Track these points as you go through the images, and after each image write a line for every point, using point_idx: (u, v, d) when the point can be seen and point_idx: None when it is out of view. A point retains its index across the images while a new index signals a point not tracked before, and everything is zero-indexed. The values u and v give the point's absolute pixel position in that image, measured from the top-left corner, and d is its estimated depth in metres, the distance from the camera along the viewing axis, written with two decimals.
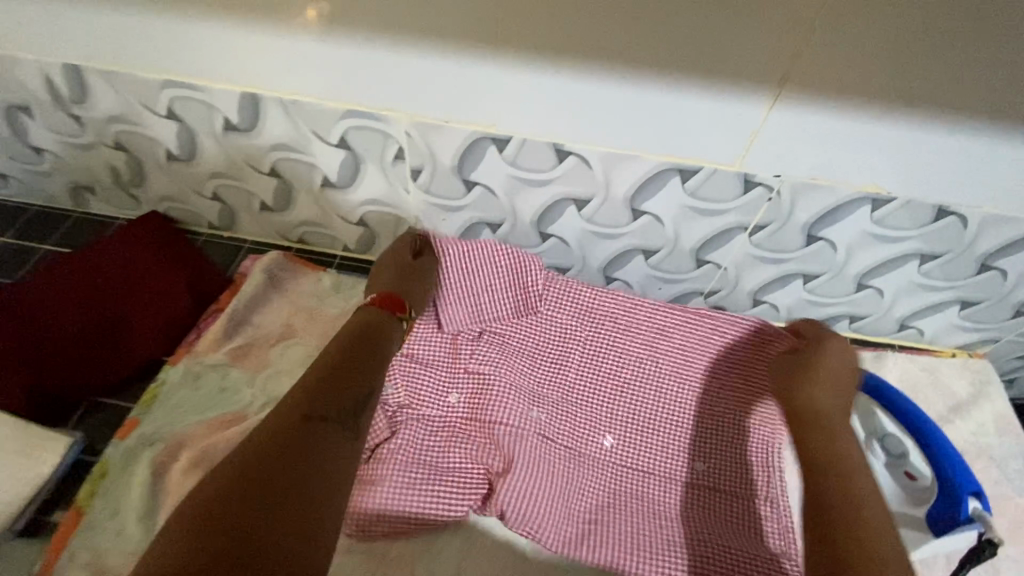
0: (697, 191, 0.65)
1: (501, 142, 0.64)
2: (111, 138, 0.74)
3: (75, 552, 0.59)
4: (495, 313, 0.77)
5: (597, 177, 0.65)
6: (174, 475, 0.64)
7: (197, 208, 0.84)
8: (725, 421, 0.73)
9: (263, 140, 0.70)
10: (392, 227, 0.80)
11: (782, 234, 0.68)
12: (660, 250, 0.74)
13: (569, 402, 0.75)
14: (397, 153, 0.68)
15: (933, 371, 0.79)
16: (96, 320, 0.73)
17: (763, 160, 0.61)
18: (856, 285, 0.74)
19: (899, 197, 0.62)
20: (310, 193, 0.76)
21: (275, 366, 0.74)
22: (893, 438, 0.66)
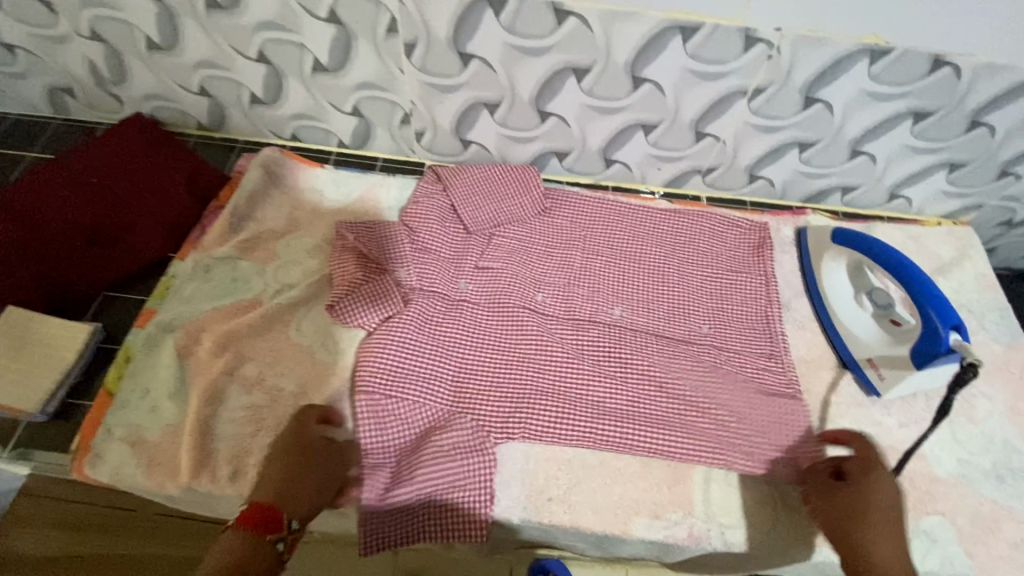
0: (698, 53, 0.64)
1: (498, 5, 0.62)
2: (87, 27, 0.71)
3: (112, 428, 0.62)
4: (498, 202, 0.79)
5: (597, 42, 0.64)
6: (199, 357, 0.66)
7: (185, 107, 0.81)
8: (728, 290, 0.76)
9: (249, 18, 0.67)
10: (387, 115, 0.78)
11: (780, 98, 0.69)
12: (659, 125, 0.74)
13: (575, 285, 0.75)
14: (390, 26, 0.66)
15: (920, 237, 0.83)
16: (98, 218, 0.73)
17: (765, 13, 0.60)
18: (850, 152, 0.76)
19: (896, 48, 0.62)
20: (301, 80, 0.74)
21: (283, 257, 0.74)
22: (878, 291, 0.70)
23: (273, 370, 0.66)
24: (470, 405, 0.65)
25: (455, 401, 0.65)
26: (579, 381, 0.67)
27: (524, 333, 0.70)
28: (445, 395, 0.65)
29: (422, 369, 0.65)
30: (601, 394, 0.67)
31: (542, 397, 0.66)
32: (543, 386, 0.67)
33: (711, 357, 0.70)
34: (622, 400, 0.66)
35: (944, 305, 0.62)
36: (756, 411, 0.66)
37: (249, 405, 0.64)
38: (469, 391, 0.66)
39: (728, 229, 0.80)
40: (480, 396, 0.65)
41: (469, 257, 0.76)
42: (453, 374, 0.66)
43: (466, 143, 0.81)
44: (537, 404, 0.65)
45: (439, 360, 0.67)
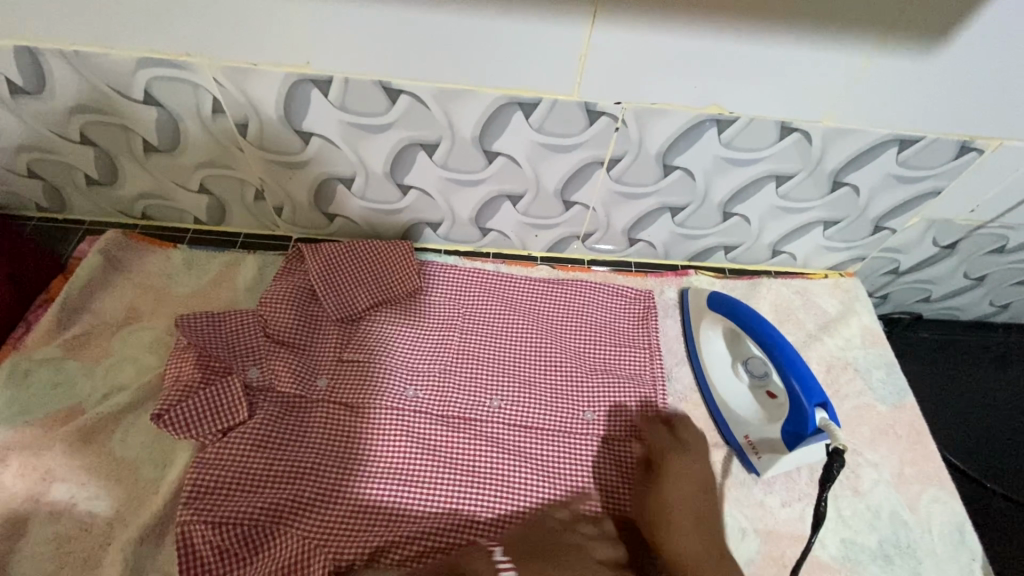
0: (543, 126, 0.61)
1: (323, 85, 0.58)
2: None
3: None
4: (368, 282, 0.74)
5: (437, 118, 0.61)
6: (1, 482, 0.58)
7: (16, 189, 0.74)
8: (608, 365, 0.72)
9: (59, 102, 0.61)
10: (239, 192, 0.73)
11: (639, 165, 0.66)
12: (524, 195, 0.71)
13: (451, 374, 0.70)
14: (214, 106, 0.61)
15: (805, 292, 0.81)
16: None
17: (601, 86, 0.58)
18: (722, 214, 0.74)
19: (740, 116, 0.61)
20: (135, 161, 0.69)
21: (118, 354, 0.67)
22: (752, 361, 0.67)
23: (88, 491, 0.58)
24: (326, 532, 0.59)
25: (306, 528, 0.59)
26: (446, 494, 0.62)
27: (386, 437, 0.64)
28: (291, 522, 0.59)
29: (266, 496, 0.59)
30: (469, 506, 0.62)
31: (405, 513, 0.61)
32: (408, 504, 0.61)
33: (593, 450, 0.67)
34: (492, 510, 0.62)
35: (810, 381, 0.59)
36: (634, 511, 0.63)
37: (54, 535, 0.56)
38: (324, 514, 0.59)
39: (616, 299, 0.77)
40: (341, 515, 0.60)
41: (331, 350, 0.70)
42: (302, 493, 0.60)
43: (331, 217, 0.77)
44: (400, 527, 0.60)
45: (288, 480, 0.61)
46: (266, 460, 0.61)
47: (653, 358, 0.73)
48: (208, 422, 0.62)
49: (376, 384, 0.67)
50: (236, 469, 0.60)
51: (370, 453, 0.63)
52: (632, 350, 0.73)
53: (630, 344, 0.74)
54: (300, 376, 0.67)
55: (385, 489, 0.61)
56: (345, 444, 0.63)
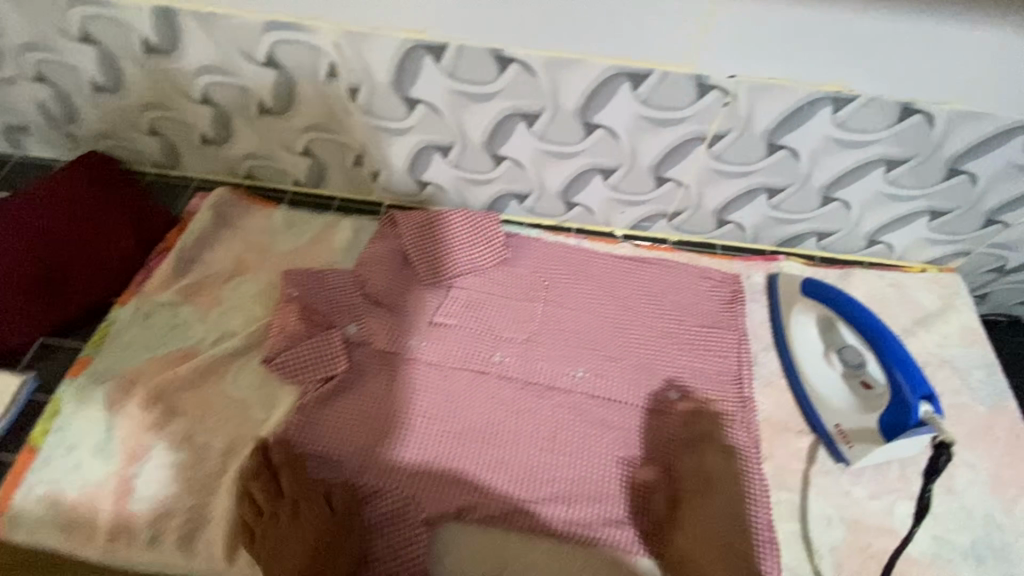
0: (649, 99, 0.61)
1: (437, 51, 0.60)
2: (31, 69, 0.70)
3: (32, 486, 0.59)
4: (459, 249, 0.76)
5: (544, 88, 0.61)
6: (129, 410, 0.64)
7: (137, 145, 0.80)
8: (691, 343, 0.72)
9: (188, 62, 0.65)
10: (339, 156, 0.76)
11: (743, 143, 0.65)
12: (618, 169, 0.71)
13: (536, 344, 0.72)
14: (330, 70, 0.64)
15: (900, 285, 0.78)
16: (33, 265, 0.70)
17: (714, 58, 0.57)
18: (822, 198, 0.72)
19: (860, 94, 0.59)
20: (248, 121, 0.72)
21: (227, 303, 0.72)
22: (845, 351, 0.66)
23: (204, 425, 0.63)
24: (418, 480, 0.62)
25: (398, 476, 0.62)
26: (530, 456, 0.64)
27: (475, 397, 0.67)
28: (386, 469, 0.62)
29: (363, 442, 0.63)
30: (553, 468, 0.64)
31: (492, 471, 0.63)
32: (493, 461, 0.64)
33: (676, 426, 0.67)
34: (576, 475, 0.64)
35: (915, 373, 0.59)
36: None
37: (175, 463, 0.61)
38: (415, 464, 0.63)
39: (702, 280, 0.76)
40: (431, 466, 0.63)
41: (424, 313, 0.73)
42: (396, 442, 0.64)
43: (422, 183, 0.79)
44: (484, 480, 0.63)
45: (384, 429, 0.64)
46: (366, 410, 0.65)
47: (739, 341, 0.72)
48: (313, 369, 0.66)
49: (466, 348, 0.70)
50: (338, 414, 0.64)
51: (459, 411, 0.66)
52: (718, 331, 0.73)
53: (715, 326, 0.73)
54: (396, 335, 0.70)
55: (473, 446, 0.64)
56: (437, 401, 0.67)
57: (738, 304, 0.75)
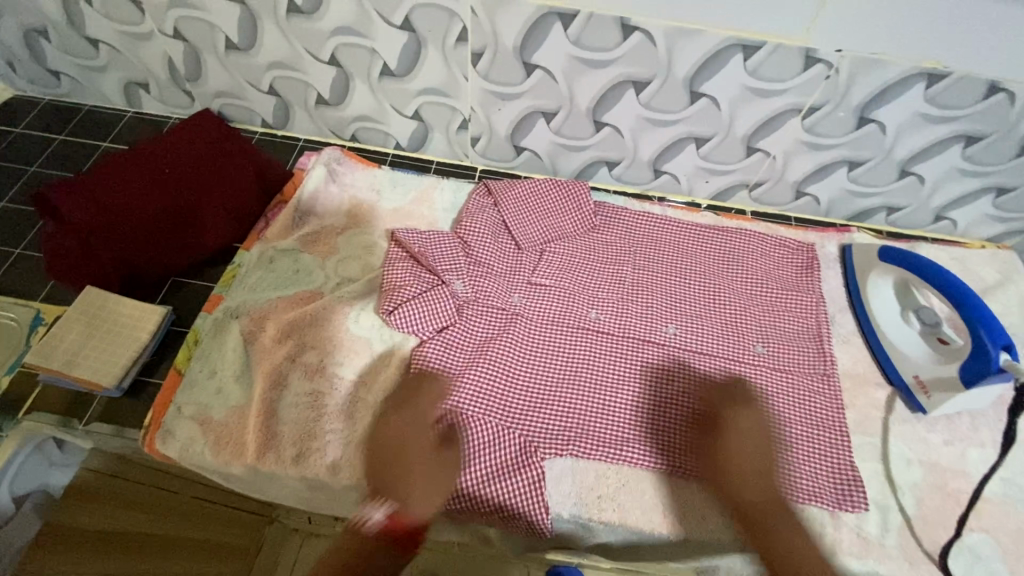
0: (757, 71, 0.66)
1: (567, 18, 0.65)
2: (171, 26, 0.75)
3: (181, 407, 0.64)
4: (552, 214, 0.81)
5: (660, 57, 0.67)
6: (263, 343, 0.69)
7: (252, 105, 0.85)
8: (776, 304, 0.77)
9: (326, 23, 0.71)
10: (446, 120, 0.81)
11: (834, 116, 0.71)
12: (711, 138, 0.76)
13: (628, 301, 0.76)
14: (460, 35, 0.69)
15: (963, 259, 0.84)
16: (168, 209, 0.75)
17: (826, 32, 0.62)
18: (899, 172, 0.77)
19: (954, 72, 0.64)
20: (368, 83, 0.77)
21: (343, 252, 0.77)
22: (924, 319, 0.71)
23: (333, 359, 0.68)
24: (529, 421, 0.66)
25: (511, 418, 0.66)
26: (632, 404, 0.68)
27: (577, 348, 0.72)
28: (499, 411, 0.66)
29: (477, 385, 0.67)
30: (654, 414, 0.68)
31: (597, 416, 0.67)
32: (597, 407, 0.68)
33: (767, 380, 0.71)
34: (677, 420, 0.67)
35: (994, 325, 0.63)
36: (810, 438, 0.67)
37: (311, 391, 0.66)
38: (525, 407, 0.67)
39: (782, 249, 0.81)
40: (541, 410, 0.67)
41: (522, 273, 0.78)
42: (507, 387, 0.68)
43: (519, 149, 0.84)
44: (590, 423, 0.67)
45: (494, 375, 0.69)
46: (478, 357, 0.69)
47: (818, 304, 0.77)
48: (426, 317, 0.71)
49: (564, 306, 0.75)
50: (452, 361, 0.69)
51: (562, 362, 0.71)
52: (799, 295, 0.77)
53: (796, 290, 0.78)
54: (498, 292, 0.75)
55: (578, 392, 0.69)
56: (542, 353, 0.71)
57: (815, 272, 0.79)
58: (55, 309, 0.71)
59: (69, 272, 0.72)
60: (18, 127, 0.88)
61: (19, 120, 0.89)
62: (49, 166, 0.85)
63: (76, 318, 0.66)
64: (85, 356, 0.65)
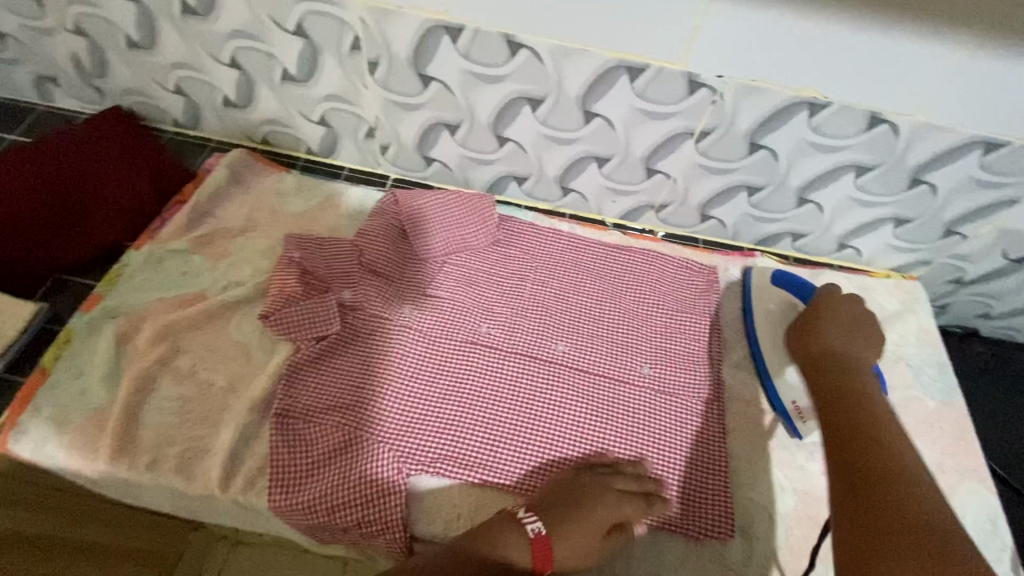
0: (645, 93, 0.67)
1: (454, 32, 0.65)
2: (72, 22, 0.75)
3: (40, 407, 0.62)
4: (455, 226, 0.81)
5: (550, 74, 0.67)
6: (137, 345, 0.67)
7: (161, 104, 0.84)
8: (672, 325, 0.76)
9: (222, 26, 0.70)
10: (353, 127, 0.81)
11: (727, 141, 0.71)
12: (612, 158, 0.76)
13: (521, 318, 0.75)
14: (354, 43, 0.69)
15: (866, 288, 0.84)
16: (60, 205, 0.74)
17: (707, 59, 0.63)
18: (797, 200, 0.78)
19: (835, 102, 0.65)
20: (271, 87, 0.77)
21: (236, 255, 0.76)
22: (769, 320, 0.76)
23: (207, 364, 0.67)
24: (400, 437, 0.65)
25: (382, 433, 0.65)
26: (510, 422, 0.67)
27: (461, 364, 0.71)
28: (370, 426, 0.65)
29: (349, 399, 0.66)
30: (531, 434, 0.67)
31: (473, 434, 0.66)
32: (473, 423, 0.67)
33: (651, 402, 0.70)
34: (552, 440, 0.67)
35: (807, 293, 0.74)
36: (684, 462, 0.67)
37: (178, 395, 0.65)
38: (398, 422, 0.66)
39: (683, 270, 0.81)
40: (414, 426, 0.66)
41: (417, 285, 0.77)
42: (381, 401, 0.67)
43: (428, 160, 0.84)
44: (465, 442, 0.66)
45: (370, 388, 0.67)
46: (356, 369, 0.68)
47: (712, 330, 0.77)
48: (307, 326, 0.69)
49: (455, 319, 0.74)
50: (330, 373, 0.68)
51: (445, 377, 0.70)
52: (696, 318, 0.77)
53: (694, 313, 0.78)
54: (388, 303, 0.74)
55: (457, 409, 0.68)
56: (425, 366, 0.70)
57: (714, 295, 0.79)
58: None
59: None
60: None
61: None
62: None
63: None
64: None
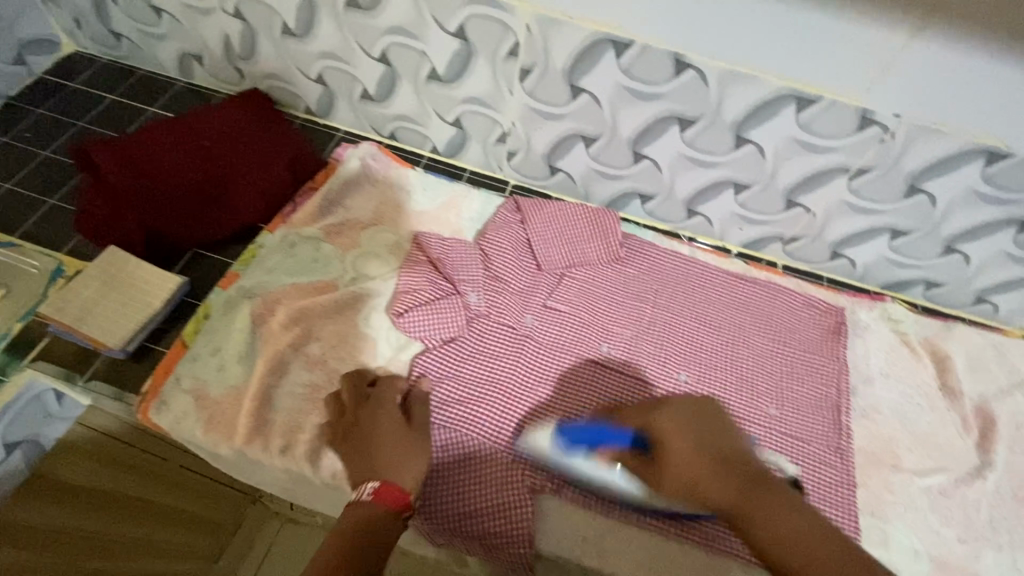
0: (809, 125, 0.64)
1: (621, 47, 0.64)
2: (232, 4, 0.77)
3: (180, 379, 0.64)
4: (578, 239, 0.80)
5: (710, 97, 0.65)
6: (271, 327, 0.68)
7: (298, 90, 0.86)
8: (797, 366, 0.74)
9: (382, 21, 0.71)
10: (485, 131, 0.81)
11: (884, 181, 0.68)
12: (752, 186, 0.74)
13: (642, 341, 0.74)
14: (511, 49, 0.68)
15: (1002, 347, 0.79)
16: (203, 182, 0.77)
17: (887, 96, 0.60)
18: (943, 248, 0.74)
19: (1017, 153, 0.61)
20: (414, 85, 0.78)
21: (364, 247, 0.77)
22: (600, 450, 0.60)
23: (336, 353, 0.68)
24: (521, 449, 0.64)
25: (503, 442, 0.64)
26: None
27: (583, 382, 0.70)
28: (492, 434, 0.65)
29: (473, 405, 0.66)
30: None
31: None
32: None
33: (776, 443, 0.68)
34: None
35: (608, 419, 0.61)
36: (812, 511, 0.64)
37: (308, 381, 0.66)
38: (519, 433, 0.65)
39: (810, 309, 0.78)
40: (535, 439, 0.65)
41: (538, 294, 0.76)
42: (503, 410, 0.66)
43: (554, 170, 0.83)
44: None
45: (492, 395, 0.67)
46: (479, 374, 0.68)
47: (841, 376, 0.74)
48: (433, 327, 0.70)
49: (576, 334, 0.73)
50: (456, 375, 0.68)
51: (566, 393, 0.69)
52: (823, 360, 0.75)
53: (820, 354, 0.75)
54: (510, 311, 0.74)
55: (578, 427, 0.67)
56: (546, 380, 0.69)
57: (842, 338, 0.77)
58: (76, 264, 0.72)
59: (96, 229, 0.73)
60: (74, 82, 0.91)
61: (75, 76, 0.91)
62: (95, 123, 0.87)
63: (94, 275, 0.67)
64: (95, 315, 0.65)
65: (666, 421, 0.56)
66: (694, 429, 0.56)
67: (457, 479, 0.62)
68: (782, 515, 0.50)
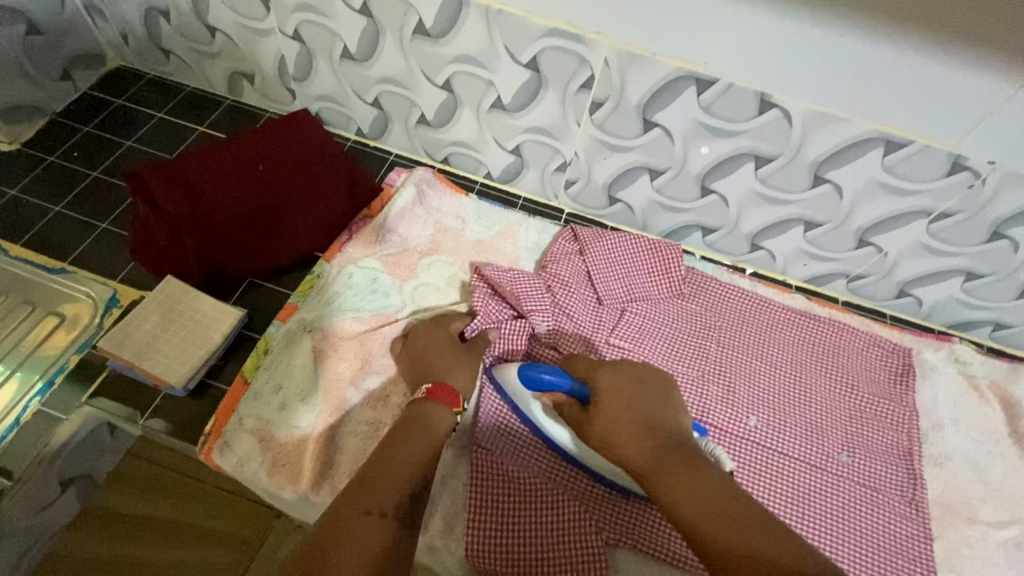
0: (895, 168, 0.63)
1: (704, 84, 0.62)
2: (292, 27, 0.75)
3: (242, 419, 0.62)
4: (640, 271, 0.77)
5: (792, 135, 0.63)
6: (332, 363, 0.67)
7: (351, 113, 0.84)
8: (868, 410, 0.72)
9: (450, 49, 0.69)
10: (545, 159, 0.79)
11: (967, 225, 0.66)
12: (824, 224, 0.72)
13: (709, 381, 0.72)
14: (585, 82, 0.66)
15: None
16: (262, 209, 0.74)
17: (984, 142, 0.58)
18: (1018, 292, 0.72)
19: None
20: (476, 112, 0.75)
21: (423, 278, 0.75)
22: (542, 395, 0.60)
23: (398, 390, 0.66)
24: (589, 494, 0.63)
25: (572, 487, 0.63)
26: None
27: None
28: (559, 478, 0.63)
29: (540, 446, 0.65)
30: None
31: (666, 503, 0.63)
32: None
33: (847, 492, 0.66)
34: None
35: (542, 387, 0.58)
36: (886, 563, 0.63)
37: (372, 421, 0.64)
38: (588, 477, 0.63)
39: (876, 350, 0.76)
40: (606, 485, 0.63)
41: (601, 329, 0.74)
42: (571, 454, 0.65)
43: (613, 200, 0.81)
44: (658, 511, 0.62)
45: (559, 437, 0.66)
46: None
47: (912, 422, 0.72)
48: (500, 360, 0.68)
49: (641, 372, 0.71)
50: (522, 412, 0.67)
51: None
52: (891, 403, 0.73)
53: (888, 398, 0.73)
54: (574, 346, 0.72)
55: None
56: None
57: (912, 382, 0.74)
58: (132, 293, 0.71)
59: (152, 257, 0.72)
60: (120, 98, 0.89)
61: (121, 92, 0.89)
62: (144, 143, 0.85)
63: (153, 308, 0.65)
64: (155, 351, 0.63)
65: (610, 377, 0.56)
66: (631, 393, 0.55)
67: (525, 530, 0.60)
68: (701, 484, 0.48)
